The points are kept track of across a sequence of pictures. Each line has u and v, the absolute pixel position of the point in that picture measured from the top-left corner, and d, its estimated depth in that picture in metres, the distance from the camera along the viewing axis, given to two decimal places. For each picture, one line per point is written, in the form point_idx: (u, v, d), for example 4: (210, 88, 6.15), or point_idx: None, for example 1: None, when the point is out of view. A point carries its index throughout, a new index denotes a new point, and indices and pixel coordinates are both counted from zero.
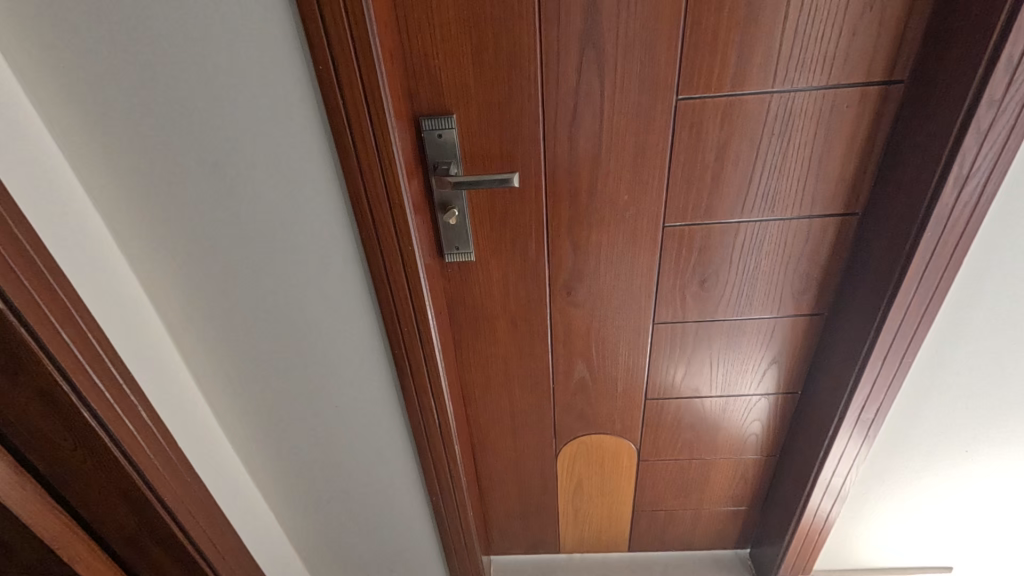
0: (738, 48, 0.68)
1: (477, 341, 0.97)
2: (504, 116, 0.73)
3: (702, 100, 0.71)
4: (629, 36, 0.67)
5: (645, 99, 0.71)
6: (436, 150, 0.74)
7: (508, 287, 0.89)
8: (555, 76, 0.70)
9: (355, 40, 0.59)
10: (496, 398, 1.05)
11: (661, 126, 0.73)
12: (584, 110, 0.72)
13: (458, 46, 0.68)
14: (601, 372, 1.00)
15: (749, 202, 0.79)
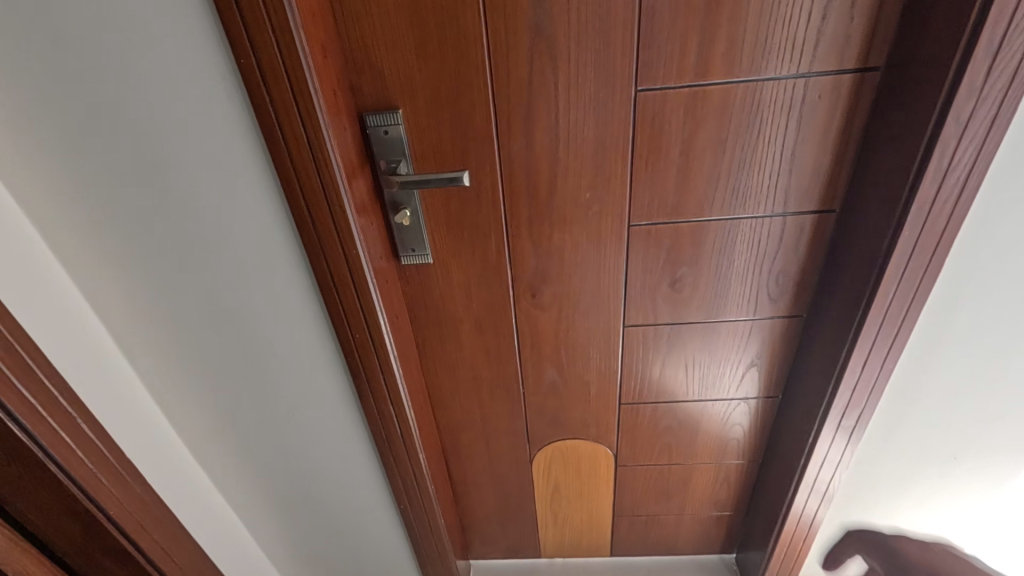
0: (700, 35, 0.63)
1: (442, 345, 0.93)
2: (453, 110, 0.68)
3: (664, 91, 0.67)
4: (582, 24, 0.62)
5: (602, 92, 0.66)
6: (383, 148, 0.70)
7: (471, 289, 0.85)
8: (505, 66, 0.65)
9: (277, 32, 0.54)
10: (465, 403, 1.02)
11: (622, 120, 0.69)
12: (538, 104, 0.68)
13: (399, 36, 0.64)
14: (573, 377, 0.96)
15: (718, 200, 0.75)
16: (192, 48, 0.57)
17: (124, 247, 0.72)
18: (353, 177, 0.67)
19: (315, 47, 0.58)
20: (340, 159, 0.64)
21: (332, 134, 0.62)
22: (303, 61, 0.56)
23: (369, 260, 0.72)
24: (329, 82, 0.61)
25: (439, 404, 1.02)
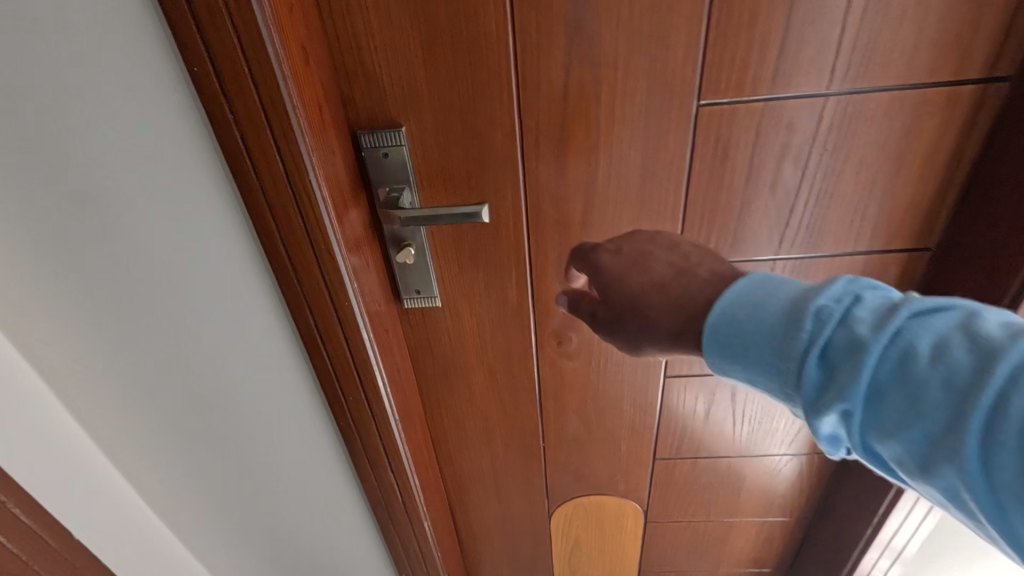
0: (784, 36, 0.50)
1: (449, 396, 0.80)
2: (468, 128, 0.55)
3: (732, 106, 0.53)
4: (635, 21, 0.49)
5: (656, 106, 0.53)
6: (382, 174, 0.57)
7: (485, 336, 0.72)
8: (534, 75, 0.52)
9: (241, 33, 0.41)
10: (475, 458, 0.88)
11: (677, 140, 0.55)
12: (575, 121, 0.55)
13: (401, 36, 0.50)
14: (601, 430, 0.83)
15: (789, 237, 0.61)
16: (132, 50, 0.43)
17: (57, 301, 0.56)
18: (344, 212, 0.53)
19: (295, 51, 0.45)
20: (329, 192, 0.50)
21: (319, 162, 0.48)
22: (278, 69, 0.43)
23: (366, 311, 0.59)
24: (314, 96, 0.48)
25: (445, 458, 0.89)
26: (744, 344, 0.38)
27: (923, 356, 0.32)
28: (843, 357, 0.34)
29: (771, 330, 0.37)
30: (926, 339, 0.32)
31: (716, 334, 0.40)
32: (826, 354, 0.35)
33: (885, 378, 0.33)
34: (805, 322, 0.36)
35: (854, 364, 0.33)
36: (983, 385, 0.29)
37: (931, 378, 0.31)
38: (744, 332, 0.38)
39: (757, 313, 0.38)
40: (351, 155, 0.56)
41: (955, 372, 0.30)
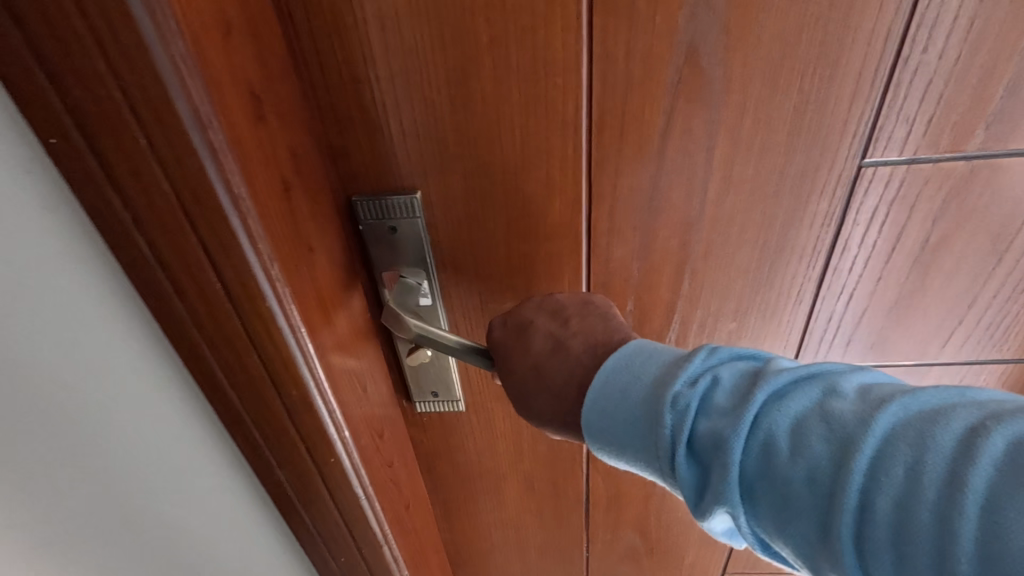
0: (1018, 72, 0.32)
1: (473, 507, 0.63)
2: (514, 197, 0.38)
3: (913, 168, 0.35)
4: (782, 42, 0.31)
5: (796, 167, 0.35)
6: (389, 255, 0.40)
7: (521, 444, 0.55)
8: (619, 125, 0.34)
9: (126, 86, 0.24)
10: (502, 568, 0.72)
11: (821, 214, 0.38)
12: (671, 187, 0.37)
13: (419, 67, 0.33)
14: (661, 544, 0.66)
15: (958, 341, 0.43)
16: None
17: None
18: (330, 334, 0.36)
19: (238, 109, 0.27)
20: (305, 315, 0.33)
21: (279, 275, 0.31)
22: (202, 141, 0.26)
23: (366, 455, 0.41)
24: (276, 175, 0.31)
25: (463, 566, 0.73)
26: (624, 430, 0.31)
27: (782, 446, 0.26)
28: (709, 453, 0.28)
29: (638, 417, 0.31)
30: (783, 426, 0.26)
31: (592, 433, 0.33)
32: (687, 450, 0.29)
33: (742, 477, 0.27)
34: (662, 410, 0.30)
35: (710, 466, 0.28)
36: (854, 488, 0.23)
37: (787, 473, 0.26)
38: (611, 431, 0.32)
39: (623, 403, 0.31)
40: (345, 230, 0.39)
41: (817, 467, 0.25)
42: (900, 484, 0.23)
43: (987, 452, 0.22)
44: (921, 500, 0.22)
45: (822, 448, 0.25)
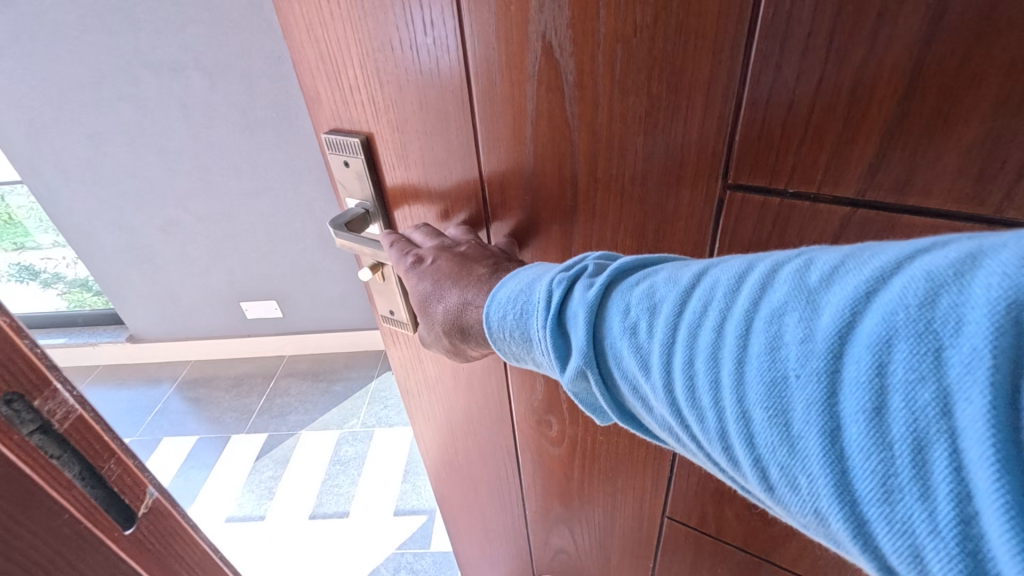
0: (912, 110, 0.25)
1: (434, 422, 0.73)
2: (425, 158, 0.42)
3: (786, 202, 0.31)
4: (623, 41, 0.30)
5: (655, 177, 0.34)
6: (348, 184, 0.49)
7: (462, 382, 0.62)
8: (496, 104, 0.37)
9: None
10: (462, 486, 0.81)
11: (693, 235, 0.35)
12: (545, 172, 0.38)
13: (346, 30, 0.39)
14: (588, 532, 0.67)
15: None
16: None
17: None
18: None
19: None
20: None
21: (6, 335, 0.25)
22: None
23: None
24: None
25: (436, 473, 0.84)
26: (517, 318, 0.34)
27: (649, 314, 0.28)
28: (577, 320, 0.31)
29: (527, 301, 0.33)
30: (635, 289, 0.29)
31: (485, 324, 0.36)
32: (568, 325, 0.31)
33: (618, 337, 0.29)
34: (544, 291, 0.32)
35: (589, 338, 0.30)
36: (686, 327, 0.26)
37: (641, 325, 0.28)
38: (497, 323, 0.34)
39: (519, 292, 0.34)
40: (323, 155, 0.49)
41: (661, 314, 0.27)
42: (762, 326, 0.24)
43: (777, 286, 0.24)
44: (750, 341, 0.24)
45: (693, 304, 0.26)
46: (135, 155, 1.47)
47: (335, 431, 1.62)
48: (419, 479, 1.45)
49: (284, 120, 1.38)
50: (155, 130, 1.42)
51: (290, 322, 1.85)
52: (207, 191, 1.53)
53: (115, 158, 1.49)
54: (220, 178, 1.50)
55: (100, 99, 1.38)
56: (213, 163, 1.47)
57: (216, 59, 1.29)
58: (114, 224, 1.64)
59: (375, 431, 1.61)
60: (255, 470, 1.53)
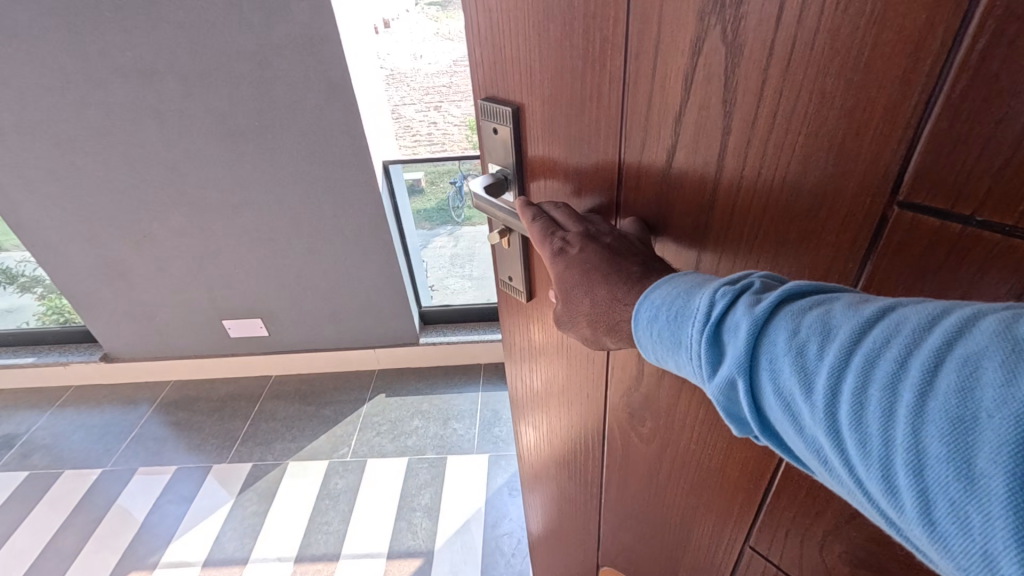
0: None
1: (530, 402, 0.69)
2: (568, 137, 0.40)
3: (969, 234, 0.24)
4: (803, 28, 0.25)
5: (812, 186, 0.28)
6: (495, 151, 0.48)
7: (559, 356, 0.57)
8: (652, 87, 0.32)
9: None
10: (544, 472, 0.76)
11: (842, 252, 0.29)
12: (687, 167, 0.33)
13: None
14: (659, 543, 0.61)
15: None
16: None
17: None
18: None
19: None
20: None
21: None
22: None
23: None
24: None
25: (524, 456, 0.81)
26: (663, 324, 0.29)
27: (819, 338, 0.23)
28: (727, 334, 0.26)
29: (673, 306, 0.29)
30: (803, 307, 0.24)
31: (632, 320, 0.31)
32: (723, 336, 0.26)
33: (779, 354, 0.24)
34: (700, 300, 0.27)
35: (745, 351, 0.24)
36: (862, 352, 0.21)
37: (805, 346, 0.23)
38: (645, 322, 0.30)
39: (668, 296, 0.29)
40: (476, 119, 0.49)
41: (830, 337, 0.22)
42: (960, 365, 0.19)
43: (992, 326, 0.19)
44: (940, 375, 0.19)
45: (882, 329, 0.21)
46: (127, 162, 1.41)
47: (323, 462, 1.56)
48: (414, 515, 1.39)
49: (291, 125, 1.34)
50: (151, 136, 1.36)
51: (286, 335, 1.79)
52: (205, 199, 1.48)
53: (105, 165, 1.42)
54: (221, 184, 1.45)
55: (89, 104, 1.31)
56: (214, 170, 1.42)
57: (219, 63, 1.25)
58: (84, 240, 1.57)
59: (367, 461, 1.54)
60: (240, 504, 1.47)
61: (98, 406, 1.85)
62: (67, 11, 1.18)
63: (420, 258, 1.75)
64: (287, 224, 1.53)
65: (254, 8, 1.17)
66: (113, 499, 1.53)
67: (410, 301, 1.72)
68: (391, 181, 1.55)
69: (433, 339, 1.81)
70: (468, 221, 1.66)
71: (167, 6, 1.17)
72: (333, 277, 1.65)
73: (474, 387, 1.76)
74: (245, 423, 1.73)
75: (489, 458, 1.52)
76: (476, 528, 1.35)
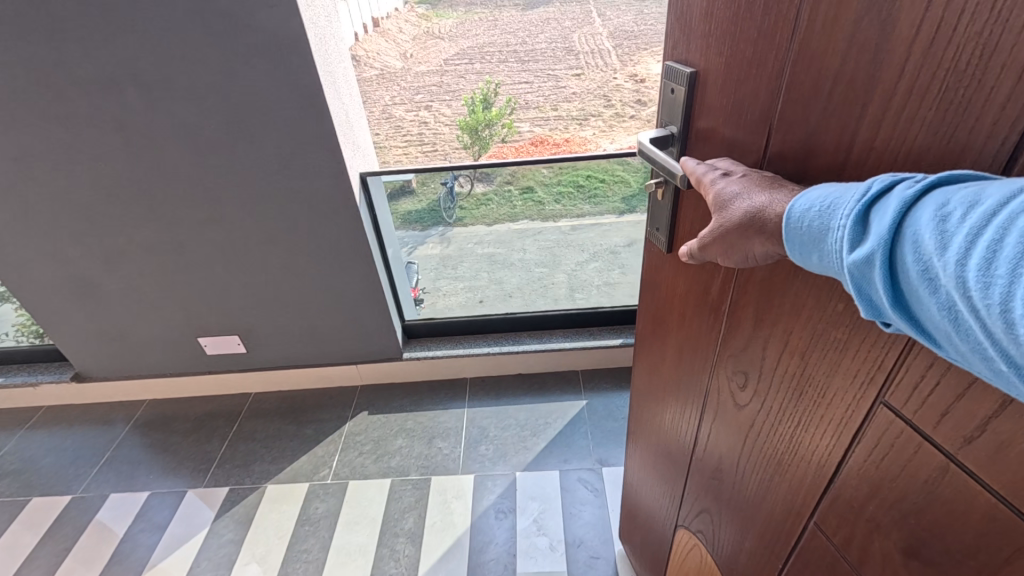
0: None
1: (659, 345, 0.84)
2: (733, 99, 0.50)
3: None
4: (945, 23, 0.32)
5: (931, 160, 0.35)
6: (670, 110, 0.61)
7: (692, 315, 0.70)
8: (809, 61, 0.41)
9: None
10: (655, 408, 0.92)
11: None
12: (829, 139, 0.41)
13: None
14: (739, 504, 0.71)
15: None
16: None
17: None
18: None
19: None
20: None
21: None
22: None
23: None
24: None
25: (642, 397, 0.97)
26: (817, 213, 0.36)
27: (966, 207, 0.28)
28: (878, 214, 0.32)
29: (831, 199, 0.35)
30: (954, 189, 0.30)
31: (785, 220, 0.39)
32: (871, 222, 0.32)
33: (922, 227, 0.29)
34: (859, 188, 0.34)
35: (891, 226, 0.31)
36: (1002, 215, 0.26)
37: (949, 214, 0.29)
38: (800, 215, 0.37)
39: (824, 193, 0.36)
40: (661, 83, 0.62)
41: (974, 208, 0.28)
42: None
43: None
44: None
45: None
46: (92, 177, 1.35)
47: (304, 485, 1.51)
48: (396, 542, 1.34)
49: (262, 137, 1.28)
50: (115, 150, 1.30)
51: (266, 351, 1.74)
52: (175, 214, 1.42)
53: (67, 180, 1.36)
54: (192, 198, 1.39)
55: (49, 116, 1.25)
56: (184, 184, 1.36)
57: (184, 73, 1.18)
58: (53, 254, 1.50)
59: (348, 483, 1.49)
60: (216, 532, 1.41)
61: (70, 428, 1.78)
62: (19, 19, 1.11)
63: (403, 270, 1.70)
64: (263, 239, 1.48)
65: (218, 17, 1.11)
66: (83, 526, 1.47)
67: (392, 315, 1.67)
68: (369, 194, 1.48)
69: (418, 354, 1.76)
70: (460, 221, 1.64)
71: (125, 15, 1.11)
72: (313, 293, 1.60)
73: (459, 402, 1.71)
74: (223, 444, 1.67)
75: (474, 478, 1.47)
76: (460, 555, 1.30)
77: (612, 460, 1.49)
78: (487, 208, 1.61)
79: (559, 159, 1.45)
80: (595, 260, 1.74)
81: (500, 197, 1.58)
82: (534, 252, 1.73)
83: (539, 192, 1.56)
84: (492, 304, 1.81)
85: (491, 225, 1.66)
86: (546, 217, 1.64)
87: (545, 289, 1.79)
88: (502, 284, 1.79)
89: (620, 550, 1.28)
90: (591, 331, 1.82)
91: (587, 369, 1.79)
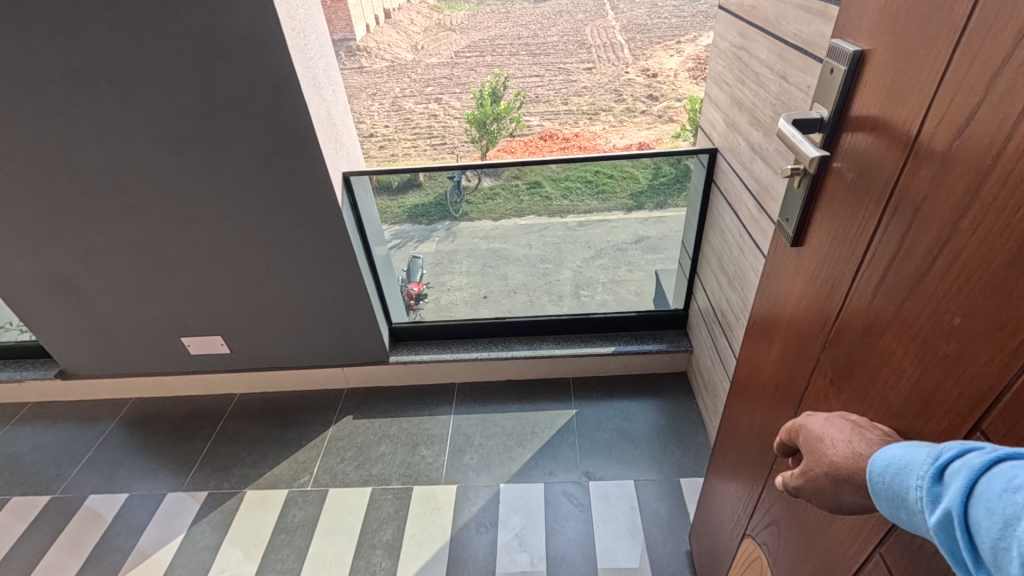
0: None
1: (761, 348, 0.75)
2: (896, 81, 0.44)
3: None
4: None
5: None
6: (825, 94, 0.54)
7: (798, 316, 0.62)
8: (989, 37, 0.35)
9: None
10: (745, 415, 0.84)
11: None
12: (990, 129, 0.36)
13: None
14: (806, 521, 0.64)
15: None
16: None
17: None
18: None
19: None
20: None
21: None
22: None
23: None
24: None
25: (736, 402, 0.89)
26: (896, 471, 0.35)
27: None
28: (949, 476, 0.31)
29: (908, 457, 0.35)
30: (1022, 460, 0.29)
31: (867, 474, 0.38)
32: (945, 483, 0.32)
33: (992, 494, 0.28)
34: (931, 450, 0.34)
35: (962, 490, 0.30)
36: None
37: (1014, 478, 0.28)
38: (878, 472, 0.37)
39: (901, 449, 0.36)
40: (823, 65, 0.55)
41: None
42: None
43: None
44: None
45: None
46: (67, 173, 1.32)
47: (284, 491, 1.47)
48: (373, 554, 1.30)
49: (237, 135, 1.24)
50: (91, 148, 1.27)
51: (251, 353, 1.71)
52: (155, 212, 1.39)
53: (43, 176, 1.32)
54: (170, 197, 1.36)
55: (20, 112, 1.21)
56: (163, 182, 1.33)
57: (156, 69, 1.14)
58: (30, 252, 1.47)
59: (328, 490, 1.46)
60: (192, 538, 1.38)
61: (56, 425, 1.76)
62: None
63: (392, 271, 1.67)
64: (246, 239, 1.44)
65: (190, 10, 1.07)
66: (61, 524, 1.45)
67: (377, 315, 1.63)
68: (354, 194, 1.44)
69: (405, 358, 1.72)
70: (466, 216, 1.58)
71: (94, 7, 1.06)
72: (299, 294, 1.56)
73: (446, 409, 1.67)
74: (205, 445, 1.64)
75: (457, 488, 1.43)
76: (437, 570, 1.26)
77: (598, 473, 1.44)
78: (493, 203, 1.54)
79: (565, 157, 1.41)
80: (601, 258, 1.68)
81: (505, 190, 1.50)
82: (538, 249, 1.67)
83: (546, 187, 1.48)
84: (496, 300, 1.75)
85: (496, 219, 1.59)
86: (552, 213, 1.56)
87: (549, 286, 1.73)
88: (507, 280, 1.72)
89: (604, 570, 1.23)
90: (584, 338, 1.75)
91: (580, 376, 1.74)
